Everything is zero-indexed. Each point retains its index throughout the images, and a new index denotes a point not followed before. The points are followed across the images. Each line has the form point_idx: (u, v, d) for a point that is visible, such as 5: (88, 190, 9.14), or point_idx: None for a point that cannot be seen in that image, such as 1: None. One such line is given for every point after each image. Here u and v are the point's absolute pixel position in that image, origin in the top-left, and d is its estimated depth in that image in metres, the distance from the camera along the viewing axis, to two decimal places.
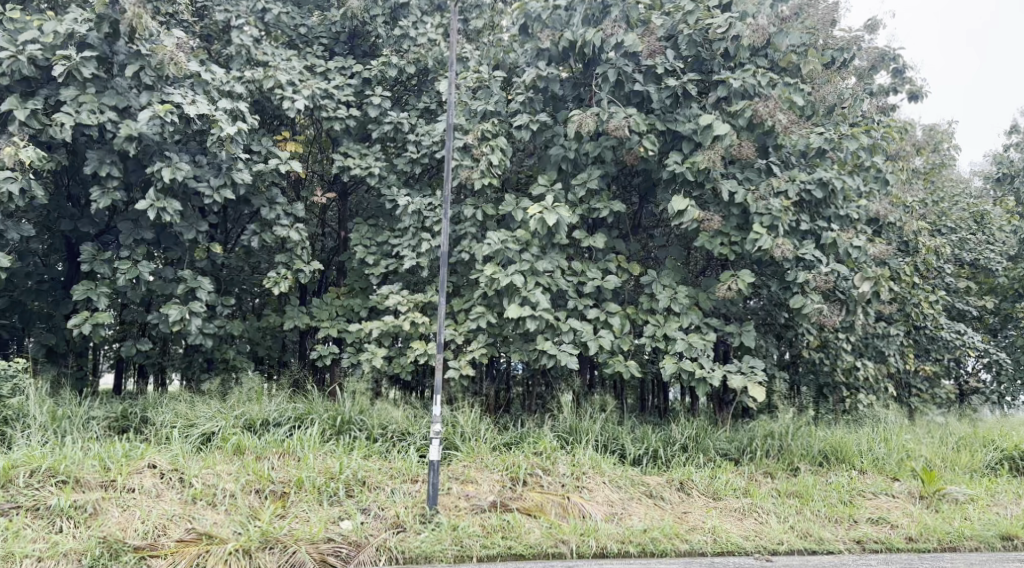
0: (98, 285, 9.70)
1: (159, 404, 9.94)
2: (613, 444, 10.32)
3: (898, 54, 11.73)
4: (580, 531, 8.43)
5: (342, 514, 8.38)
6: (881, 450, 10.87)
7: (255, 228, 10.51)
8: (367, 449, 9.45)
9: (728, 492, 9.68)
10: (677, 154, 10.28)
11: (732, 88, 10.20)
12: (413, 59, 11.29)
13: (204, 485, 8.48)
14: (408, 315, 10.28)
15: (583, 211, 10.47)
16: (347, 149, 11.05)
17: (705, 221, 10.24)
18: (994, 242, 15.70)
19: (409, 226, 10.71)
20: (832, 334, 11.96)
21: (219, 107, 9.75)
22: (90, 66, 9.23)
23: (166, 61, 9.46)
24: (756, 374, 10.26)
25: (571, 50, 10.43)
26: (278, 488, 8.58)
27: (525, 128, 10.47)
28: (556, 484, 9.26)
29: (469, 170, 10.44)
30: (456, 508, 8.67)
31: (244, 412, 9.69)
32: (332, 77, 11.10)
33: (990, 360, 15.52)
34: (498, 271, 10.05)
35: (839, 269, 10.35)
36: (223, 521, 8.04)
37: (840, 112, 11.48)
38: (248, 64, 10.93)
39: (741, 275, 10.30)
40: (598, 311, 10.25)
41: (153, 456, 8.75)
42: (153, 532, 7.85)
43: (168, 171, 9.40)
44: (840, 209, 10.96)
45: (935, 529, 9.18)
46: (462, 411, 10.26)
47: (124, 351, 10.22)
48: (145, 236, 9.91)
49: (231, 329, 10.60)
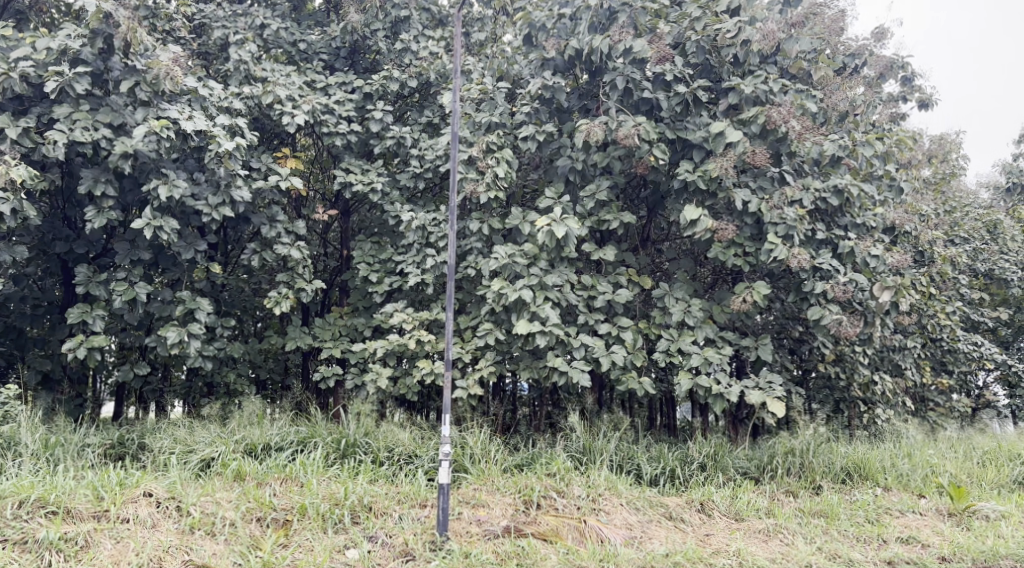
0: (93, 308, 9.40)
1: (157, 431, 9.62)
2: (628, 463, 9.96)
3: (907, 62, 11.36)
4: (599, 557, 8.08)
5: (348, 542, 8.04)
6: (905, 466, 10.49)
7: (256, 247, 10.24)
8: (373, 473, 9.09)
9: (750, 513, 9.32)
10: (688, 163, 9.95)
11: (743, 95, 9.92)
12: (415, 72, 11.02)
13: (203, 514, 8.12)
14: (413, 333, 9.94)
15: (593, 223, 10.14)
16: (349, 165, 10.76)
17: (718, 231, 9.87)
18: (1008, 252, 15.36)
19: (413, 241, 10.40)
20: (849, 348, 11.45)
21: (217, 122, 9.45)
22: (83, 82, 8.95)
23: (162, 77, 9.17)
24: (775, 389, 9.89)
25: (577, 59, 10.15)
26: (281, 516, 8.23)
27: (532, 139, 10.18)
28: (572, 507, 8.88)
29: (474, 184, 10.15)
30: (467, 534, 8.31)
31: (244, 437, 9.33)
32: (333, 92, 10.82)
33: (1006, 372, 15.19)
34: (507, 286, 9.73)
35: (858, 279, 9.98)
36: (222, 552, 7.72)
37: (851, 120, 11.10)
38: (247, 80, 10.65)
39: (756, 287, 9.96)
40: (609, 326, 9.92)
41: (149, 483, 8.37)
42: (147, 565, 7.51)
43: (165, 189, 9.09)
44: (857, 217, 10.58)
45: (968, 548, 8.79)
46: (471, 432, 9.90)
47: (121, 375, 9.93)
48: (142, 257, 9.59)
49: (232, 351, 10.29)
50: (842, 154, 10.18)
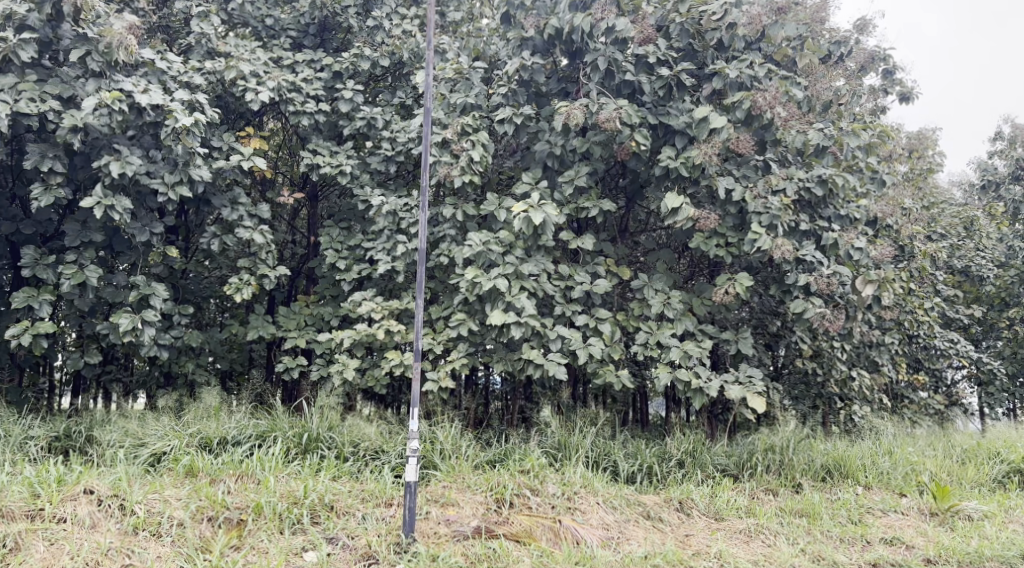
0: (40, 292, 8.93)
1: (107, 423, 9.14)
2: (605, 460, 9.56)
3: (888, 55, 11.23)
4: (574, 559, 7.68)
5: (306, 544, 7.59)
6: (886, 464, 10.19)
7: (215, 230, 9.72)
8: (336, 470, 8.63)
9: (730, 512, 8.98)
10: (670, 149, 9.52)
11: (728, 80, 9.48)
12: (387, 51, 10.51)
13: (149, 513, 7.62)
14: (382, 323, 9.47)
15: (571, 211, 9.73)
16: (317, 146, 10.26)
17: (700, 220, 9.44)
18: (983, 249, 15.18)
19: (383, 227, 9.93)
20: (827, 343, 11.16)
21: (175, 97, 8.92)
22: (29, 50, 8.46)
23: (115, 46, 8.63)
24: (756, 384, 9.54)
25: (557, 38, 9.71)
26: (234, 515, 7.72)
27: (508, 122, 9.67)
28: (546, 506, 8.47)
29: (448, 167, 9.65)
30: (434, 535, 7.87)
31: (199, 431, 8.85)
32: (300, 70, 10.27)
33: (978, 370, 15.03)
34: (480, 274, 9.28)
35: (842, 271, 9.62)
36: (167, 555, 7.24)
37: (835, 110, 10.60)
38: (209, 56, 10.19)
39: (739, 279, 9.59)
40: (587, 318, 9.52)
41: (90, 480, 7.86)
42: None
43: (117, 165, 8.59)
44: (841, 209, 10.24)
45: (954, 549, 8.47)
46: (442, 427, 9.48)
47: (70, 365, 9.42)
48: (93, 238, 9.08)
49: (190, 340, 9.80)
50: (828, 143, 9.81)
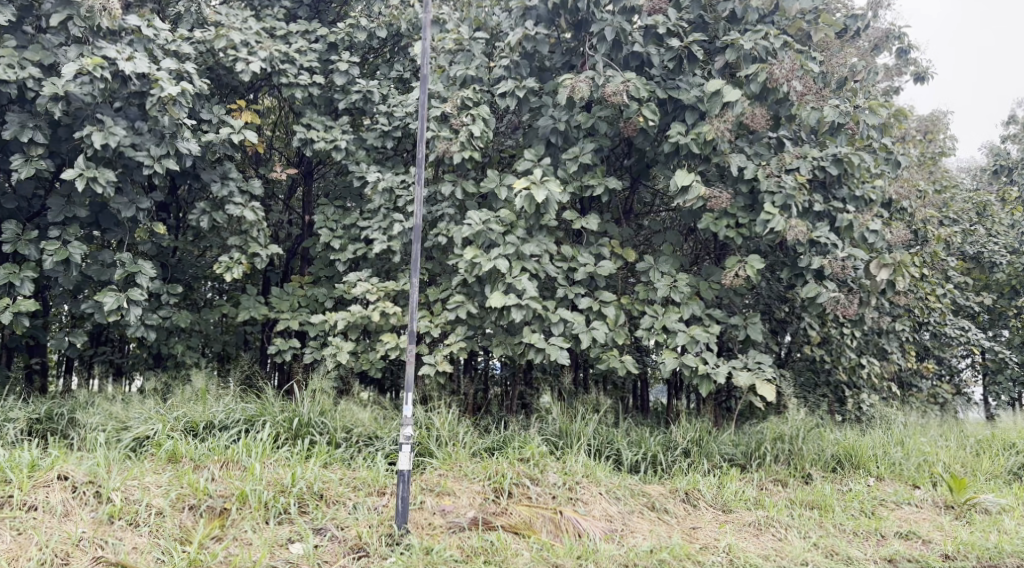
0: (21, 269, 8.58)
1: (90, 406, 8.84)
2: (607, 448, 9.24)
3: (903, 33, 10.62)
4: (577, 554, 7.32)
5: (292, 535, 7.24)
6: (898, 454, 9.83)
7: (205, 207, 9.35)
8: (327, 457, 8.30)
9: (738, 504, 8.63)
10: (681, 125, 9.09)
11: (741, 51, 9.04)
12: (385, 22, 10.10)
13: (126, 501, 7.28)
14: (378, 305, 9.10)
15: (575, 189, 9.31)
16: (311, 120, 9.87)
17: (711, 198, 9.07)
18: (995, 235, 14.73)
19: (379, 206, 9.55)
20: (837, 328, 10.78)
21: (162, 65, 8.52)
22: (6, 13, 8.12)
23: (97, 11, 8.28)
24: (765, 371, 9.19)
25: (562, 8, 9.17)
26: (217, 504, 7.39)
27: (511, 95, 9.23)
28: (547, 496, 8.13)
29: (447, 143, 9.23)
30: (429, 527, 7.53)
31: (185, 414, 8.51)
32: (294, 41, 9.91)
33: (990, 357, 14.60)
34: (480, 255, 8.88)
35: (858, 254, 9.19)
36: (143, 546, 6.93)
37: (851, 87, 10.19)
38: (199, 26, 9.87)
39: (750, 261, 9.18)
40: (591, 301, 9.13)
41: (65, 465, 7.53)
42: (52, 561, 6.70)
43: (100, 136, 8.22)
44: (856, 189, 9.70)
45: (973, 545, 8.09)
46: (438, 413, 9.14)
47: (54, 345, 9.11)
48: (78, 214, 8.72)
49: (178, 321, 9.46)
50: (842, 120, 9.40)
